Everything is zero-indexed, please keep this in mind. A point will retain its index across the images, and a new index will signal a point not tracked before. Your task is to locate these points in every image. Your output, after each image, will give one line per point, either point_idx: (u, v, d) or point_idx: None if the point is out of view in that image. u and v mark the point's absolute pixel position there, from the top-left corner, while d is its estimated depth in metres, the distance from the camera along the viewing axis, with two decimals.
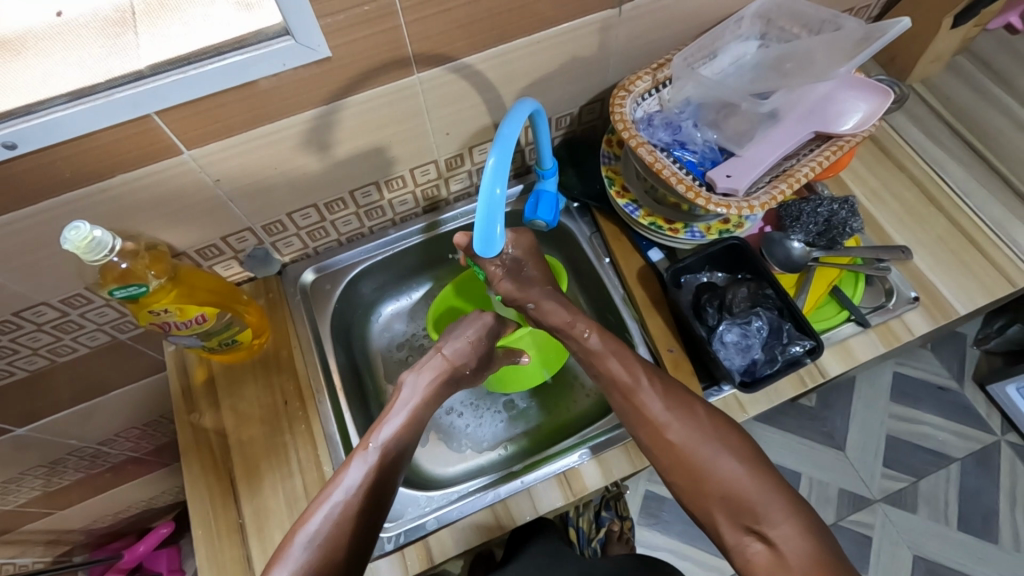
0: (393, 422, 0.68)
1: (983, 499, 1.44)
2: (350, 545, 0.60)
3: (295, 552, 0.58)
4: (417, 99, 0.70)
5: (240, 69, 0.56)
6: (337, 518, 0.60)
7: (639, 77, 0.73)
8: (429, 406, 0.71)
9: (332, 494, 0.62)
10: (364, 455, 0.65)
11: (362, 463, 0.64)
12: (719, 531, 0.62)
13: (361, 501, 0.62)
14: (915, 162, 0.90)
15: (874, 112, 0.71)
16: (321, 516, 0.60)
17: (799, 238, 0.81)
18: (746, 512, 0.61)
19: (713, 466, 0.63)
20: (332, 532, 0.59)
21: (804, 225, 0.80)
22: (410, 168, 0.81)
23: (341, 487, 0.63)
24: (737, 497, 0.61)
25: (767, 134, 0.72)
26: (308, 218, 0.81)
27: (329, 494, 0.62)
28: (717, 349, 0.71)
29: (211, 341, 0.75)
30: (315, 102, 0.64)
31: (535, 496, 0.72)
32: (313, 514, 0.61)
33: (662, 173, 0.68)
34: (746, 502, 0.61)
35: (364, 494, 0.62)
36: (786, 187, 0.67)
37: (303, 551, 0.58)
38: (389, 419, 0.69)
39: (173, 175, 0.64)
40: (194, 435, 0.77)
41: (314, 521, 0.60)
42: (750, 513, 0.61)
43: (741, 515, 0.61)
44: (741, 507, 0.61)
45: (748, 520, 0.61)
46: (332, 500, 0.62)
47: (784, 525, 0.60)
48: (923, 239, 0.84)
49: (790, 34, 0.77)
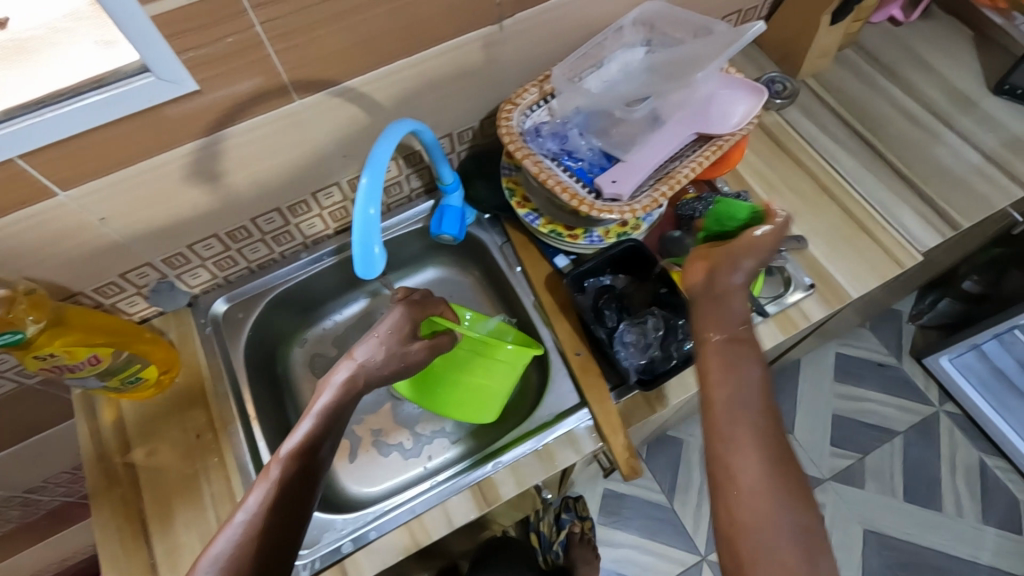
0: (301, 431, 0.63)
1: (926, 469, 1.49)
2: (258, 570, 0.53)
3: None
4: (303, 124, 0.71)
5: (101, 108, 0.56)
6: (238, 540, 0.54)
7: (525, 90, 0.75)
8: (340, 415, 0.65)
9: (236, 516, 0.57)
10: (269, 472, 0.59)
11: (265, 481, 0.58)
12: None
13: (269, 518, 0.56)
14: (809, 153, 0.93)
15: (750, 110, 0.74)
16: (222, 542, 0.54)
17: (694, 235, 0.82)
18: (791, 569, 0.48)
19: (770, 546, 0.47)
20: (232, 560, 0.53)
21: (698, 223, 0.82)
22: (312, 192, 0.82)
23: (245, 510, 0.57)
24: None
25: (649, 138, 0.74)
26: (210, 248, 0.81)
27: (232, 519, 0.56)
28: (618, 350, 0.72)
29: (115, 381, 0.74)
30: (193, 135, 0.65)
31: (450, 509, 0.72)
32: (214, 540, 0.55)
33: (546, 184, 0.70)
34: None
35: (269, 513, 0.56)
36: (667, 189, 0.70)
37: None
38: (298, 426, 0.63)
39: (52, 217, 0.63)
40: (103, 476, 0.75)
41: (216, 546, 0.54)
42: None
43: None
44: None
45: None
46: (232, 524, 0.56)
47: None
48: (818, 227, 0.87)
49: (673, 39, 0.80)
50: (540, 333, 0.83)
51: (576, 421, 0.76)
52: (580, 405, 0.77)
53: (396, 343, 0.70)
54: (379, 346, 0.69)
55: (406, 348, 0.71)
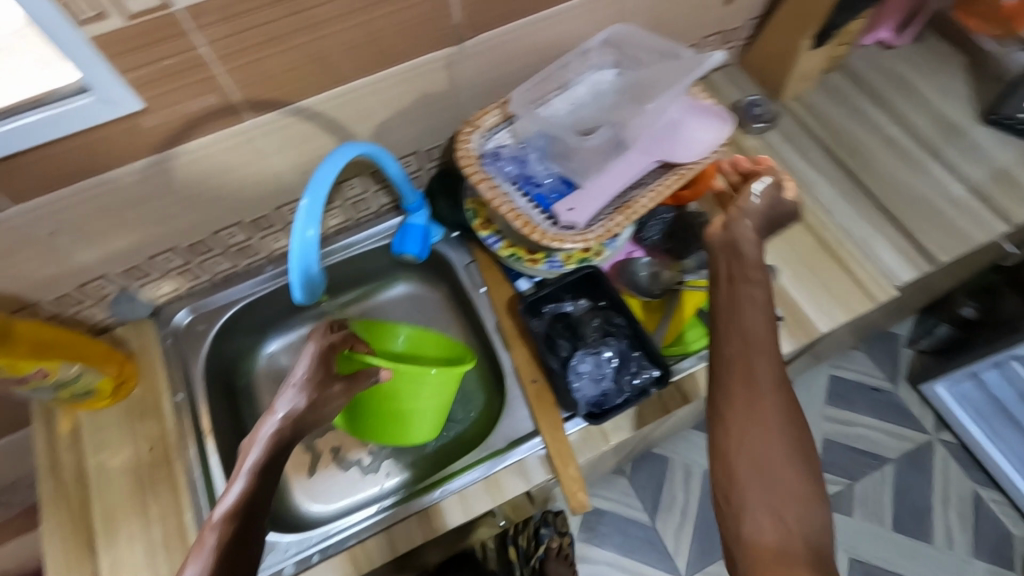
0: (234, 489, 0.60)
1: (916, 496, 1.45)
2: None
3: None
4: (259, 142, 0.70)
5: (40, 128, 0.56)
6: None
7: (487, 112, 0.74)
8: (271, 469, 0.61)
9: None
10: (205, 540, 0.57)
11: (200, 555, 0.56)
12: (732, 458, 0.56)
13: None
14: (787, 179, 0.91)
15: (716, 138, 0.73)
16: None
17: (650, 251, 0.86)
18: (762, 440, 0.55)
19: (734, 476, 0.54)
20: None
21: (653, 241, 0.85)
22: (274, 207, 0.81)
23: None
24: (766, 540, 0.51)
25: (611, 165, 0.72)
26: (171, 261, 0.81)
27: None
28: (571, 380, 0.71)
29: (66, 393, 0.73)
30: (142, 152, 0.64)
31: (394, 536, 0.71)
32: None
33: (500, 210, 0.69)
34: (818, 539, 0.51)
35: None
36: (622, 219, 0.69)
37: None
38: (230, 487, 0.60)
39: (0, 231, 0.64)
40: (54, 486, 0.76)
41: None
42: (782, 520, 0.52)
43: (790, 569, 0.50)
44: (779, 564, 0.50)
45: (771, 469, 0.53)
46: None
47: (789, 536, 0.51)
48: (789, 255, 0.84)
49: (641, 62, 0.78)
50: (499, 356, 0.82)
51: (528, 451, 0.74)
52: (533, 433, 0.76)
53: (315, 385, 0.65)
54: (298, 394, 0.64)
55: (326, 391, 0.66)
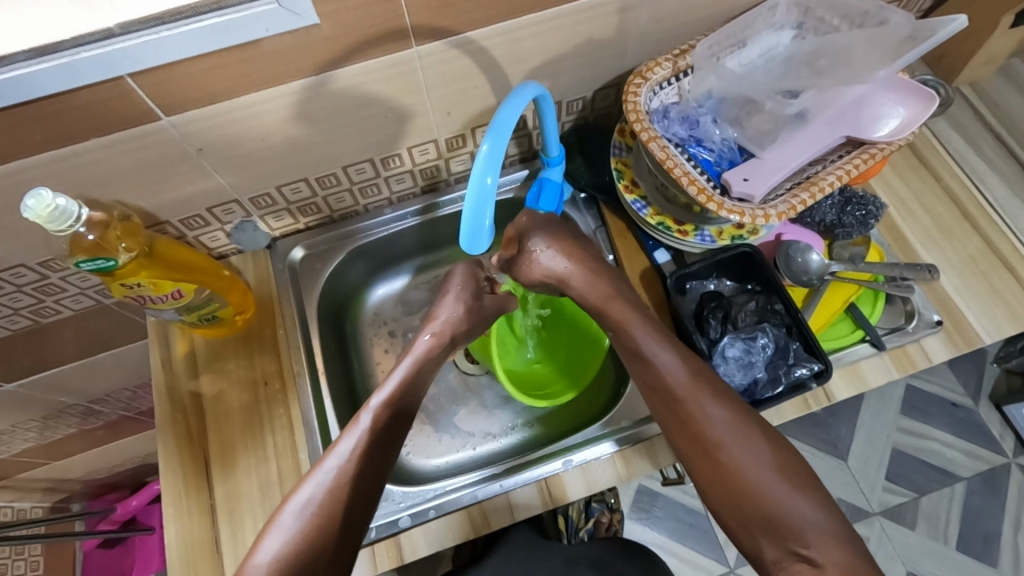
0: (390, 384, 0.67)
1: (986, 520, 1.38)
2: (339, 531, 0.56)
3: (285, 520, 0.56)
4: (416, 74, 0.65)
5: (218, 33, 0.52)
6: (332, 483, 0.58)
7: (659, 64, 0.68)
8: (419, 381, 0.69)
9: (329, 458, 0.60)
10: (358, 423, 0.63)
11: (355, 430, 0.62)
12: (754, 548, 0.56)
13: (360, 468, 0.60)
14: (953, 171, 0.83)
15: (913, 120, 0.64)
16: (314, 484, 0.58)
17: (809, 227, 0.77)
18: (787, 530, 0.55)
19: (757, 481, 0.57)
20: (326, 499, 0.57)
21: (816, 215, 0.75)
22: (408, 146, 0.77)
23: (335, 457, 0.60)
24: (779, 520, 0.55)
25: (790, 137, 0.67)
26: (298, 192, 0.77)
27: (316, 476, 0.59)
28: (717, 365, 0.67)
29: (191, 316, 0.73)
30: (303, 73, 0.60)
31: (514, 501, 0.70)
32: (298, 489, 0.58)
33: (673, 173, 0.63)
34: (788, 521, 0.55)
35: (358, 464, 0.60)
36: (808, 196, 0.62)
37: (289, 528, 0.56)
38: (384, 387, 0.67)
39: (152, 141, 0.61)
40: (170, 408, 0.75)
41: (306, 491, 0.58)
42: (795, 535, 0.54)
43: (780, 535, 0.55)
44: (783, 528, 0.55)
45: (788, 540, 0.55)
46: (324, 468, 0.59)
47: (831, 548, 0.53)
48: (953, 256, 0.78)
49: (828, 26, 0.69)
50: None
51: (559, 464, 0.70)
52: None
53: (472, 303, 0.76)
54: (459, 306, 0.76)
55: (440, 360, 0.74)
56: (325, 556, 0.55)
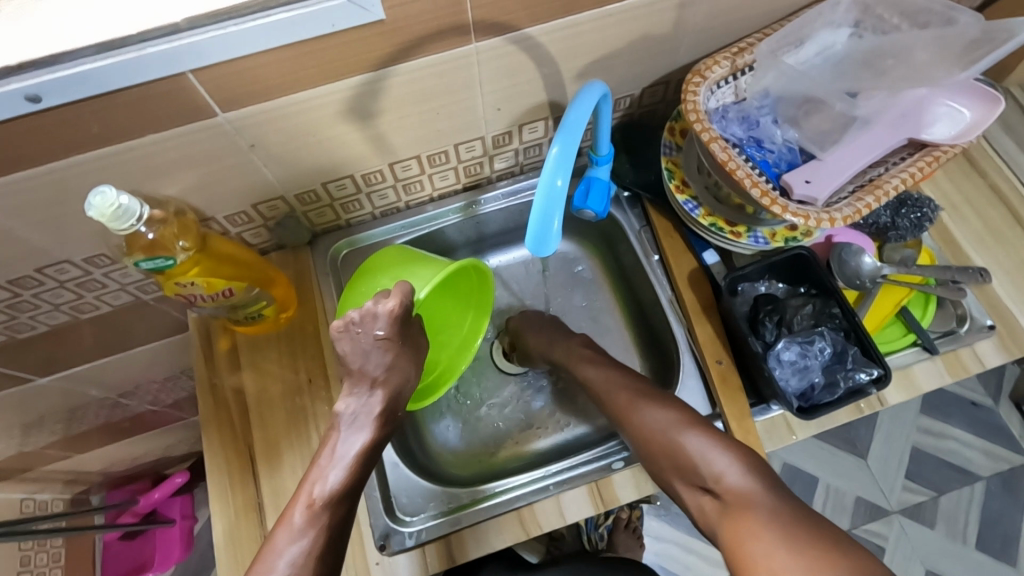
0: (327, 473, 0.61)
1: (1006, 523, 1.38)
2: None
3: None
4: (471, 70, 0.64)
5: (285, 28, 0.51)
6: (319, 514, 0.59)
7: (717, 62, 0.66)
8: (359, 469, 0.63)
9: (274, 567, 0.56)
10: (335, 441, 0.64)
11: (335, 452, 0.63)
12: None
13: (312, 573, 0.56)
14: (1001, 173, 0.82)
15: (978, 123, 0.63)
16: (301, 512, 0.59)
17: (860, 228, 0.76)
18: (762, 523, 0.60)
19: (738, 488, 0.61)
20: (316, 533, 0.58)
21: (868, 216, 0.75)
22: (454, 143, 0.75)
23: (322, 481, 0.61)
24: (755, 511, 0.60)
25: (853, 139, 0.66)
26: (342, 189, 0.76)
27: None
28: (772, 368, 0.66)
29: (237, 313, 0.73)
30: (361, 69, 0.59)
31: (564, 503, 0.69)
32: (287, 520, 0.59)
33: (734, 174, 0.62)
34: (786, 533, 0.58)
35: (304, 575, 0.56)
36: (873, 200, 0.61)
37: (283, 561, 0.56)
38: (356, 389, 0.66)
39: (206, 137, 0.60)
40: (213, 406, 0.75)
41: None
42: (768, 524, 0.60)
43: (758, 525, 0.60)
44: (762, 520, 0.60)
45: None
46: (311, 493, 0.60)
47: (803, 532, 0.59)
48: (1004, 260, 0.77)
49: (888, 24, 0.67)
50: (673, 331, 0.77)
51: (610, 467, 0.70)
52: (714, 416, 0.72)
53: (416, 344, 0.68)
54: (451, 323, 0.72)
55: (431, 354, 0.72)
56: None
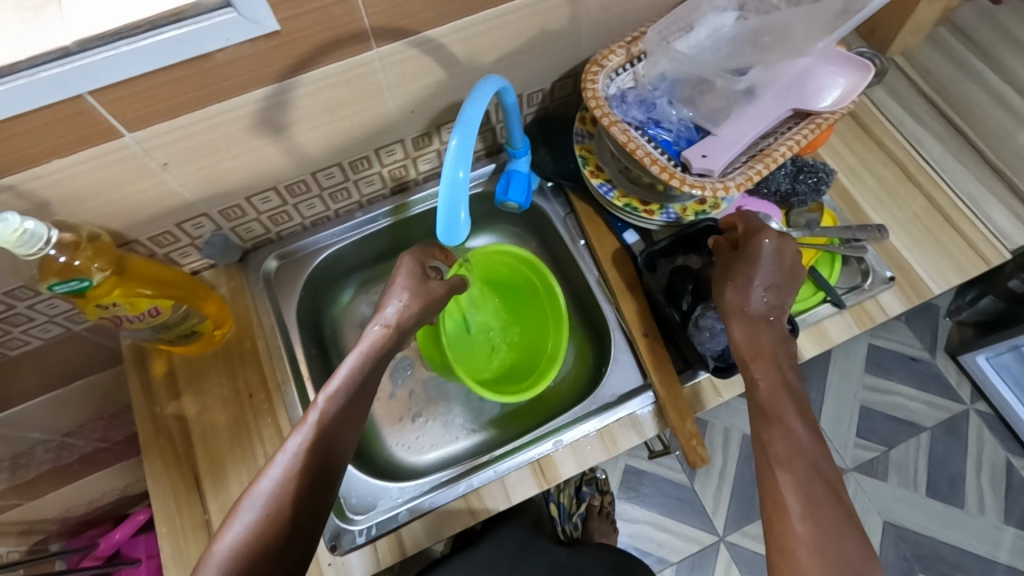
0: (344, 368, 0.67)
1: (951, 466, 1.46)
2: (291, 519, 0.56)
3: (239, 513, 0.55)
4: (378, 75, 0.66)
5: (178, 45, 0.52)
6: (281, 479, 0.57)
7: (613, 52, 0.70)
8: (370, 369, 0.68)
9: (284, 450, 0.60)
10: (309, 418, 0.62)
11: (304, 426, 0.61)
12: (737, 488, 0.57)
13: (309, 466, 0.59)
14: (894, 136, 0.89)
15: (852, 89, 0.68)
16: (265, 479, 0.57)
17: (764, 194, 0.81)
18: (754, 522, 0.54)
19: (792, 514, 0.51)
20: (275, 497, 0.56)
21: (769, 183, 0.80)
22: (375, 148, 0.77)
23: (286, 451, 0.60)
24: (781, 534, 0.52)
25: (742, 113, 0.70)
26: (268, 202, 0.77)
27: (265, 472, 0.58)
28: (691, 334, 0.70)
29: (169, 334, 0.73)
30: (266, 80, 0.60)
31: (509, 485, 0.71)
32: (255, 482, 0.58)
33: (635, 154, 0.66)
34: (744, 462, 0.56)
35: (308, 457, 0.59)
36: (762, 167, 0.65)
37: (244, 519, 0.55)
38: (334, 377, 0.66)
39: (116, 158, 0.60)
40: (154, 429, 0.75)
41: (263, 482, 0.57)
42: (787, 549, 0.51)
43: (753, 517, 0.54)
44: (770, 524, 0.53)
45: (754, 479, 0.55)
46: (276, 465, 0.58)
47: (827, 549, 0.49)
48: (902, 217, 0.83)
49: (769, 5, 0.69)
50: (603, 311, 0.80)
51: (549, 446, 0.72)
52: (644, 387, 0.75)
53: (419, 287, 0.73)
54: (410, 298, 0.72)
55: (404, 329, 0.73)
56: (283, 545, 0.55)
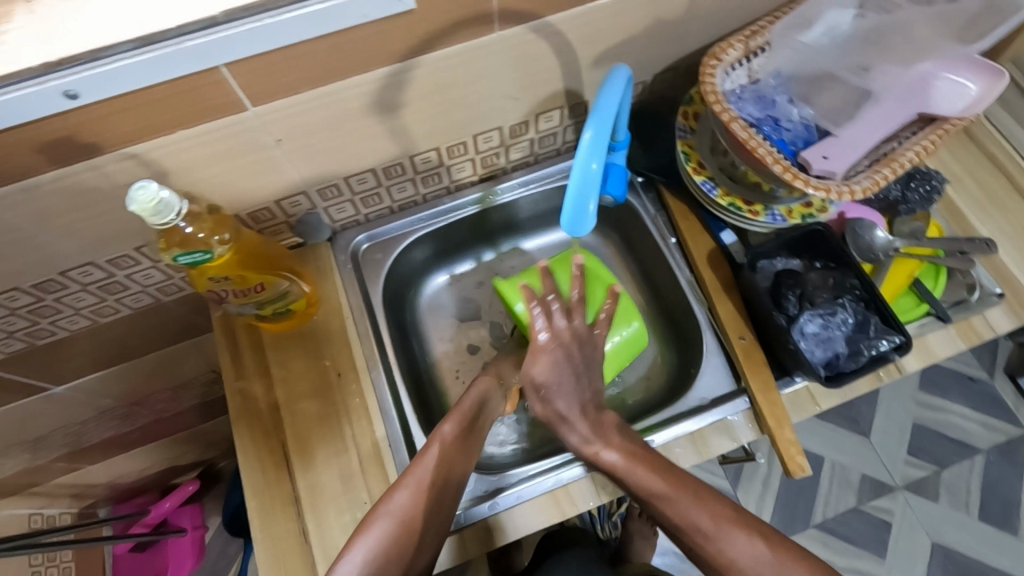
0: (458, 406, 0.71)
1: (1006, 490, 1.42)
2: (421, 533, 0.61)
3: (377, 522, 0.61)
4: (494, 58, 0.65)
5: (319, 19, 0.51)
6: (378, 551, 0.59)
7: (731, 45, 0.68)
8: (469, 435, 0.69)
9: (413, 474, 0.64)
10: (408, 479, 0.63)
11: (406, 490, 0.62)
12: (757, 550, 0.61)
13: (407, 534, 0.60)
14: (1000, 147, 0.85)
15: (986, 94, 0.64)
16: (360, 550, 0.59)
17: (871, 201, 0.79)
18: None
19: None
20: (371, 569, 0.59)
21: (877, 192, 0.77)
22: (473, 134, 0.76)
23: (386, 515, 0.61)
24: None
25: (865, 114, 0.68)
26: (363, 183, 0.77)
27: (393, 493, 0.62)
28: (797, 340, 0.68)
29: (266, 310, 0.73)
30: (388, 59, 0.59)
31: (598, 482, 0.71)
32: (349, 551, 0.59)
33: (755, 153, 0.64)
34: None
35: (406, 531, 0.60)
36: (889, 172, 0.63)
37: None
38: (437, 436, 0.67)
39: (235, 132, 0.60)
40: (244, 405, 0.75)
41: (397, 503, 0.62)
42: None
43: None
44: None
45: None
46: (373, 533, 0.60)
47: None
48: (1007, 229, 0.80)
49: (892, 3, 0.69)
50: (694, 311, 0.79)
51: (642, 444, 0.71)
52: (738, 391, 0.74)
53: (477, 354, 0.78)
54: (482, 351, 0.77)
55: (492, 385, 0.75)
56: (412, 555, 0.61)
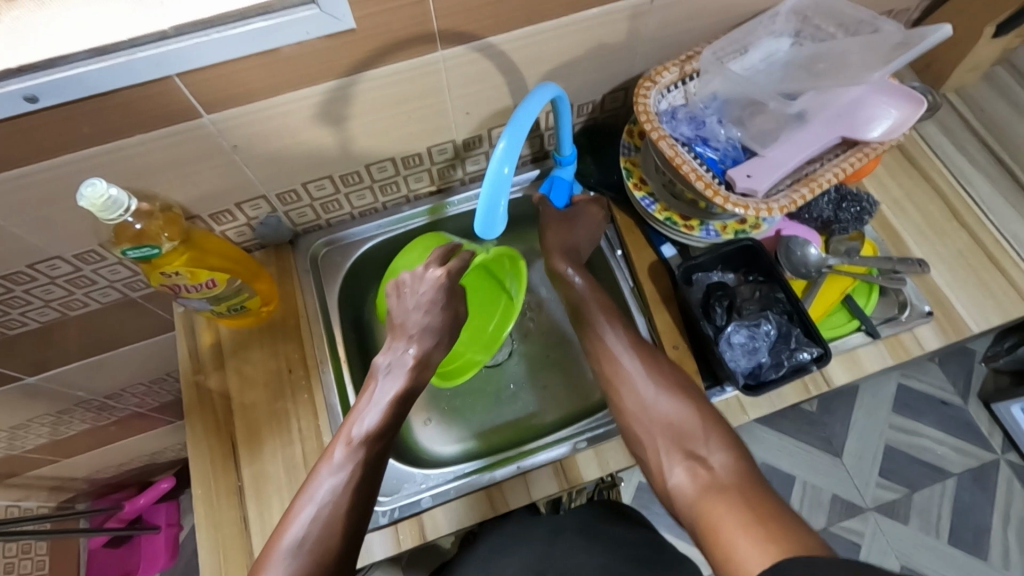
0: (365, 418, 0.69)
1: (977, 516, 1.42)
2: (357, 506, 0.63)
3: (278, 560, 0.59)
4: (440, 75, 0.69)
5: (263, 35, 0.55)
6: (320, 522, 0.61)
7: (666, 69, 0.72)
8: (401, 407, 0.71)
9: (315, 494, 0.63)
10: (339, 456, 0.66)
11: (335, 466, 0.65)
12: (658, 457, 0.65)
13: (347, 503, 0.63)
14: (943, 174, 0.88)
15: (904, 121, 0.69)
16: (302, 522, 0.61)
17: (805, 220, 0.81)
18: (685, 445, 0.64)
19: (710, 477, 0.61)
20: (315, 538, 0.60)
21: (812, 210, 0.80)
22: (427, 145, 0.81)
23: (323, 490, 0.63)
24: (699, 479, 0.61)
25: (791, 137, 0.71)
26: (322, 189, 0.81)
27: (296, 521, 0.62)
28: (724, 350, 0.71)
29: (221, 306, 0.76)
30: (334, 74, 0.64)
31: (531, 481, 0.73)
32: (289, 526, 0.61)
33: (681, 169, 0.67)
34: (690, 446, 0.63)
35: (344, 502, 0.63)
36: (807, 191, 0.66)
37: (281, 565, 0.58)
38: (364, 413, 0.69)
39: (191, 137, 0.64)
40: (198, 397, 0.78)
41: (296, 528, 0.61)
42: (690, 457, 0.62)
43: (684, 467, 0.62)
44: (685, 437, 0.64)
45: (688, 444, 0.64)
46: (311, 507, 0.62)
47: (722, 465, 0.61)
48: (944, 252, 0.83)
49: (825, 33, 0.74)
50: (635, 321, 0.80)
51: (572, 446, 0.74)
52: None
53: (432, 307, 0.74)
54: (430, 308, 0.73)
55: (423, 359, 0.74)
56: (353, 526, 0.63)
